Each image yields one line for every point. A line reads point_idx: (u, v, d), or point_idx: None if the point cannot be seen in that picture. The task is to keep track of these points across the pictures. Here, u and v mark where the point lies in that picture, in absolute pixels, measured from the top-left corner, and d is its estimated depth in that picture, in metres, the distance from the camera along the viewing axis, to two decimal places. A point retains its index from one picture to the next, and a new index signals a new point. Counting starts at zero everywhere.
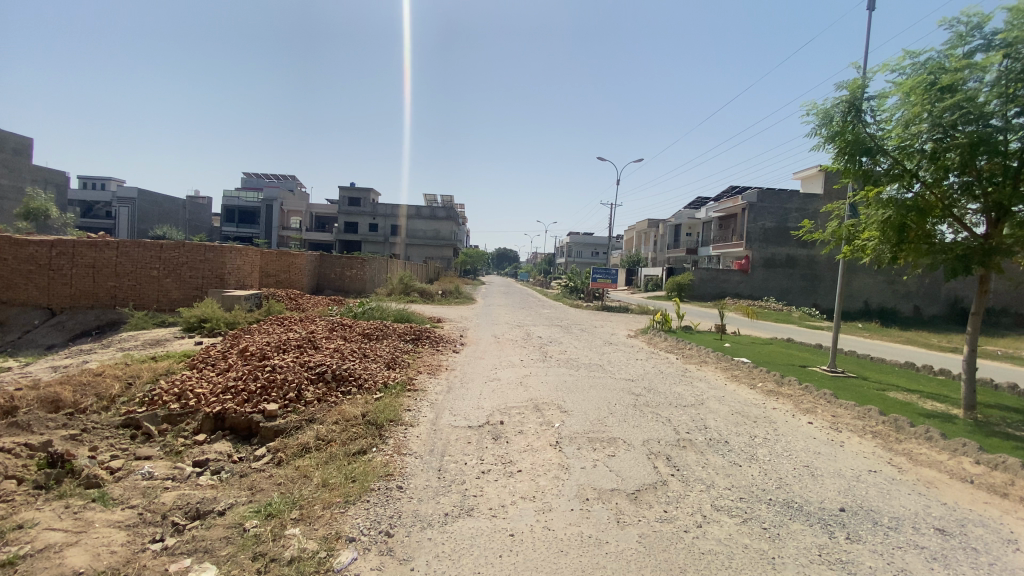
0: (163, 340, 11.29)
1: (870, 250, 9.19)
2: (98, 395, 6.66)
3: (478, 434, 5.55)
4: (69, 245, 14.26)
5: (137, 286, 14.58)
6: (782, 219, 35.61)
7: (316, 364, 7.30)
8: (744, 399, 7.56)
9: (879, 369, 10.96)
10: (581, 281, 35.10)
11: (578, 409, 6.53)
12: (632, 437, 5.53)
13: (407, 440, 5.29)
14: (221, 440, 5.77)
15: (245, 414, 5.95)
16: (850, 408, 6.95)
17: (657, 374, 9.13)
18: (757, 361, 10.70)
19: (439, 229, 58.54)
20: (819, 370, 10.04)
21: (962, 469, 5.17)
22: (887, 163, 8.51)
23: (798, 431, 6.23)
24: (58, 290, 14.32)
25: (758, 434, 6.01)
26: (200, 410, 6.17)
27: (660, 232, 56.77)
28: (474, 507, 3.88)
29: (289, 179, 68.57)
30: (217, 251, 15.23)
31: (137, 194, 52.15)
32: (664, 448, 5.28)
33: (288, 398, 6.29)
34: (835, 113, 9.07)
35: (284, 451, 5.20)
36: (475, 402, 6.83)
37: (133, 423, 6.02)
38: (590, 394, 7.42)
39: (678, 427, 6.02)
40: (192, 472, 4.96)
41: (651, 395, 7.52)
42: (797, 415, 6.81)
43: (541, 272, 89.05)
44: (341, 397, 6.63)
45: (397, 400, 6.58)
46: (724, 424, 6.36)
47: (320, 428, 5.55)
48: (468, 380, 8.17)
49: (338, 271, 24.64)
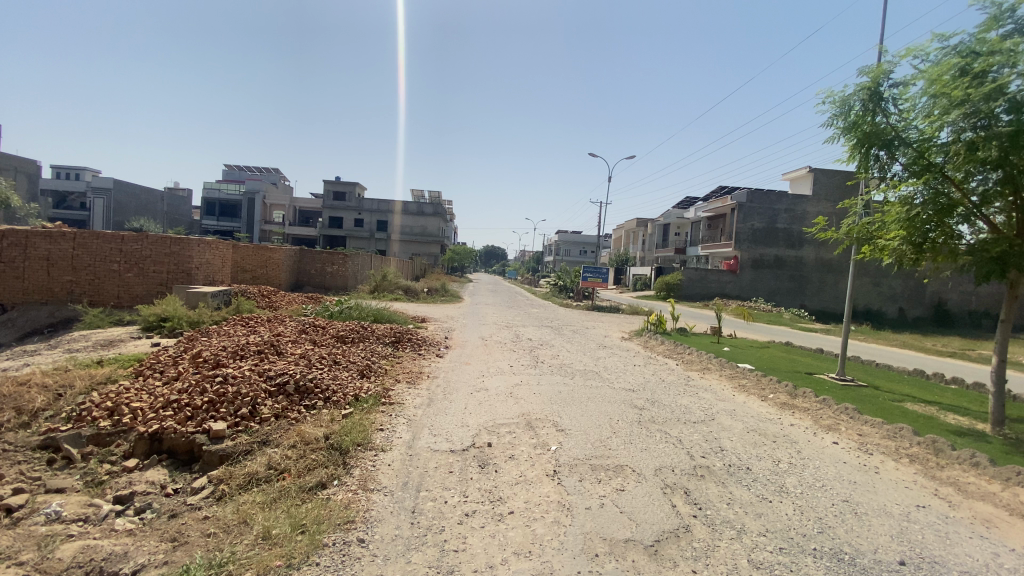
0: (117, 341, 10.24)
1: (887, 251, 8.52)
2: (17, 408, 5.66)
3: (462, 460, 4.72)
4: (22, 235, 13.02)
5: (95, 280, 13.43)
6: (770, 220, 35.25)
7: (276, 373, 6.39)
8: (756, 413, 6.81)
9: (888, 377, 10.34)
10: (570, 280, 34.39)
11: (577, 428, 5.71)
12: (641, 464, 4.73)
13: (375, 471, 4.42)
14: (156, 467, 4.87)
15: (187, 435, 5.04)
16: (878, 427, 6.22)
17: (658, 383, 8.35)
18: (760, 368, 9.96)
19: (425, 226, 57.35)
20: (828, 378, 9.35)
21: (1020, 503, 4.44)
22: (911, 157, 7.81)
23: (826, 454, 5.49)
24: (9, 284, 13.07)
25: (783, 459, 5.24)
26: (134, 428, 5.24)
27: (649, 232, 56.34)
28: (453, 570, 3.03)
29: (273, 172, 66.98)
30: (185, 244, 14.20)
31: (113, 184, 50.25)
32: (680, 478, 4.49)
33: (239, 415, 5.39)
34: (853, 103, 8.40)
35: (229, 483, 4.36)
36: (458, 418, 5.97)
37: (53, 445, 5.07)
38: (587, 407, 6.62)
39: (692, 450, 5.24)
40: (110, 511, 4.07)
41: (656, 409, 6.73)
42: (819, 434, 6.08)
43: (529, 271, 88.51)
44: (304, 413, 5.74)
45: (368, 418, 5.71)
46: (741, 445, 5.59)
47: (273, 454, 4.69)
48: (453, 391, 7.30)
49: (319, 267, 23.56)
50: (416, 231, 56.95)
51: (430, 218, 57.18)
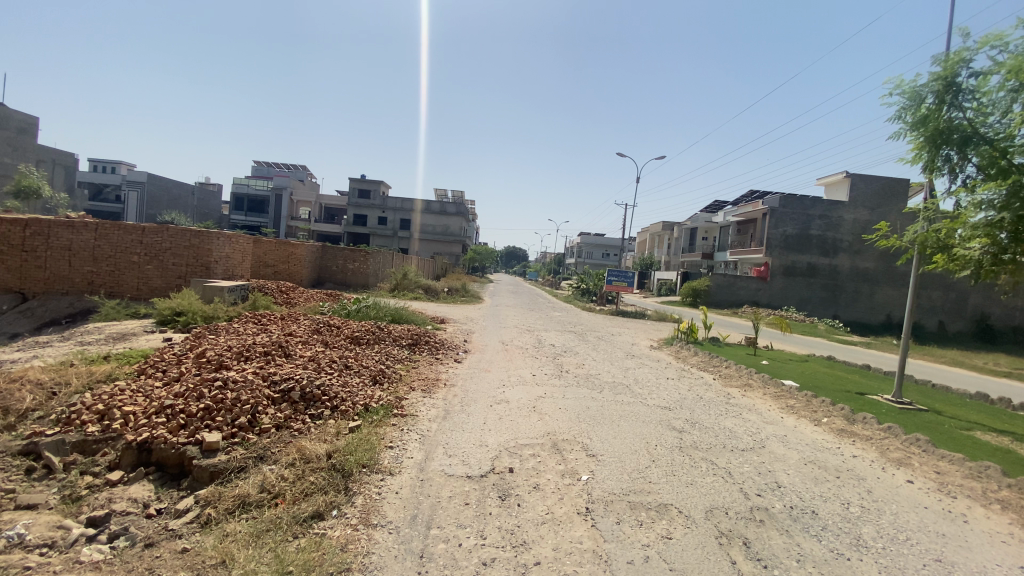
0: (130, 334, 9.94)
1: (961, 261, 7.60)
2: (4, 409, 5.28)
3: (481, 489, 4.13)
4: (44, 225, 12.90)
5: (115, 272, 13.26)
6: (804, 226, 33.79)
7: (281, 378, 5.89)
8: (812, 441, 6.04)
9: (949, 401, 9.35)
10: (593, 283, 33.51)
11: (611, 453, 5.04)
12: (688, 504, 4.05)
13: (381, 501, 3.83)
14: (142, 481, 4.41)
15: (176, 447, 4.55)
16: (958, 464, 5.42)
17: (697, 401, 7.60)
18: (805, 385, 9.11)
19: (447, 226, 57.10)
20: (882, 400, 8.45)
21: None
22: (987, 158, 7.00)
23: (901, 496, 4.72)
24: (30, 274, 12.95)
25: (852, 501, 4.48)
26: (123, 435, 4.78)
27: (676, 236, 54.92)
28: None
29: (300, 169, 67.73)
30: (204, 237, 13.96)
31: (146, 178, 51.29)
32: (737, 525, 3.79)
33: (237, 424, 4.89)
34: (925, 95, 7.68)
35: (217, 505, 3.86)
36: (477, 436, 5.35)
37: (35, 452, 4.65)
38: (620, 427, 5.94)
39: (745, 487, 4.52)
40: (80, 535, 3.61)
41: (697, 433, 6.00)
42: (889, 470, 5.30)
43: (550, 273, 87.70)
44: (308, 423, 5.22)
45: (377, 432, 5.15)
46: (800, 481, 4.83)
47: (269, 473, 4.18)
48: (471, 403, 6.70)
49: (341, 264, 23.32)
50: (438, 229, 56.76)
51: (453, 217, 56.91)
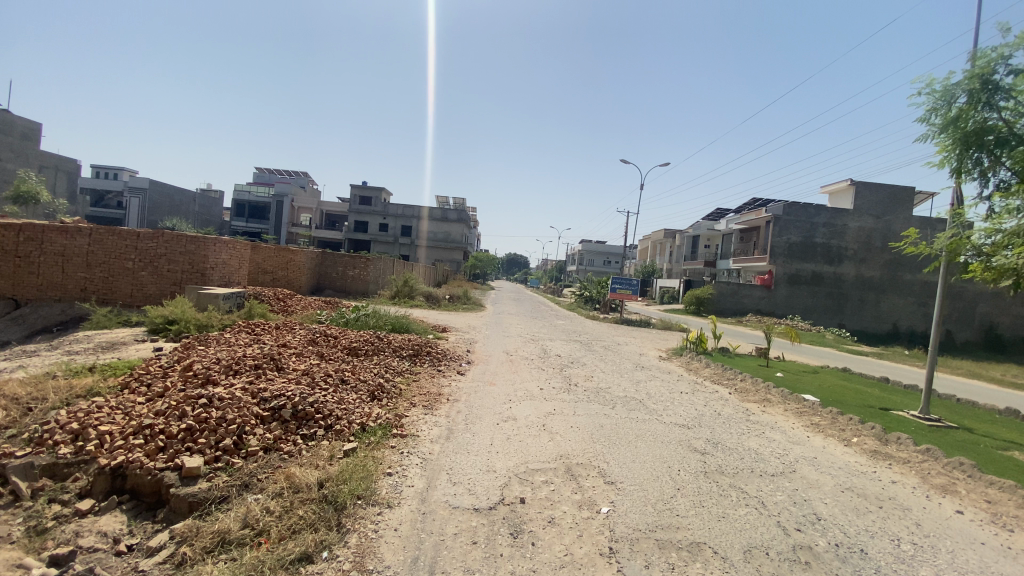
0: (120, 343, 9.54)
1: (997, 271, 7.17)
2: None
3: (489, 524, 3.68)
4: (37, 229, 12.51)
5: (109, 278, 12.85)
6: (808, 234, 33.37)
7: (273, 394, 5.45)
8: (845, 464, 5.59)
9: (977, 417, 8.89)
10: (597, 291, 33.11)
11: (631, 481, 4.59)
12: (724, 543, 3.60)
13: (377, 541, 3.38)
14: (115, 512, 3.98)
15: (153, 473, 4.11)
16: (1010, 492, 4.95)
17: (715, 418, 7.16)
18: (825, 400, 8.66)
19: (449, 232, 56.82)
20: (909, 416, 8.00)
21: None
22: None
23: (953, 530, 4.27)
24: (23, 280, 12.56)
25: (903, 538, 4.02)
26: (96, 459, 4.35)
27: (678, 243, 54.65)
28: None
29: (302, 176, 67.59)
30: (201, 243, 13.55)
31: (148, 184, 51.07)
32: (780, 568, 3.35)
33: (221, 447, 4.45)
34: (957, 94, 7.30)
35: (194, 543, 3.43)
36: (483, 461, 4.90)
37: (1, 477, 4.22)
38: (638, 449, 5.49)
39: (782, 520, 4.07)
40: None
41: (720, 454, 5.56)
42: (934, 498, 4.85)
43: (551, 280, 87.29)
44: (299, 446, 4.79)
45: (373, 456, 4.71)
46: (841, 512, 4.39)
47: (253, 504, 3.74)
48: (475, 420, 6.25)
49: (341, 270, 23.01)
50: (439, 236, 56.50)
51: (454, 224, 56.61)
